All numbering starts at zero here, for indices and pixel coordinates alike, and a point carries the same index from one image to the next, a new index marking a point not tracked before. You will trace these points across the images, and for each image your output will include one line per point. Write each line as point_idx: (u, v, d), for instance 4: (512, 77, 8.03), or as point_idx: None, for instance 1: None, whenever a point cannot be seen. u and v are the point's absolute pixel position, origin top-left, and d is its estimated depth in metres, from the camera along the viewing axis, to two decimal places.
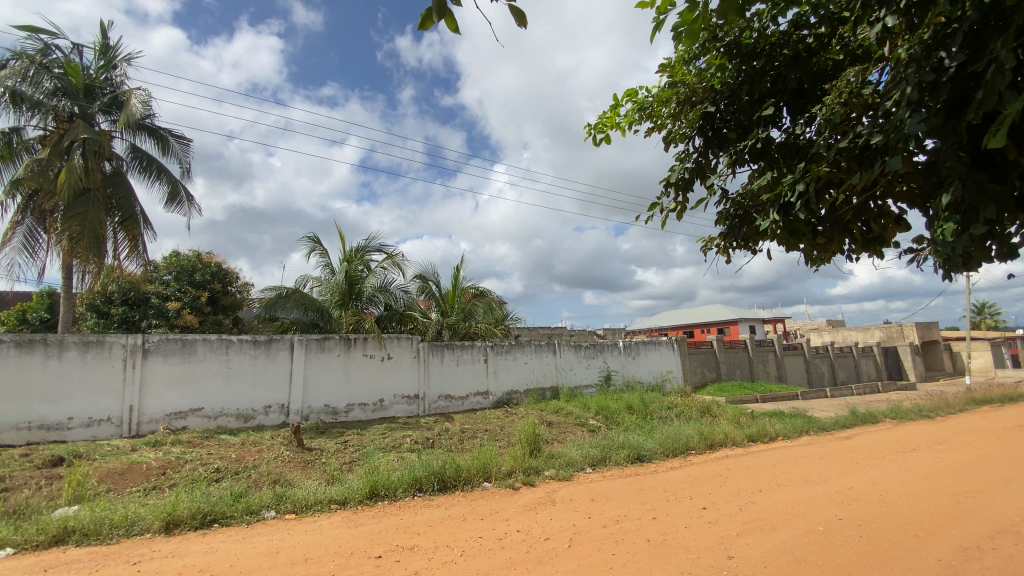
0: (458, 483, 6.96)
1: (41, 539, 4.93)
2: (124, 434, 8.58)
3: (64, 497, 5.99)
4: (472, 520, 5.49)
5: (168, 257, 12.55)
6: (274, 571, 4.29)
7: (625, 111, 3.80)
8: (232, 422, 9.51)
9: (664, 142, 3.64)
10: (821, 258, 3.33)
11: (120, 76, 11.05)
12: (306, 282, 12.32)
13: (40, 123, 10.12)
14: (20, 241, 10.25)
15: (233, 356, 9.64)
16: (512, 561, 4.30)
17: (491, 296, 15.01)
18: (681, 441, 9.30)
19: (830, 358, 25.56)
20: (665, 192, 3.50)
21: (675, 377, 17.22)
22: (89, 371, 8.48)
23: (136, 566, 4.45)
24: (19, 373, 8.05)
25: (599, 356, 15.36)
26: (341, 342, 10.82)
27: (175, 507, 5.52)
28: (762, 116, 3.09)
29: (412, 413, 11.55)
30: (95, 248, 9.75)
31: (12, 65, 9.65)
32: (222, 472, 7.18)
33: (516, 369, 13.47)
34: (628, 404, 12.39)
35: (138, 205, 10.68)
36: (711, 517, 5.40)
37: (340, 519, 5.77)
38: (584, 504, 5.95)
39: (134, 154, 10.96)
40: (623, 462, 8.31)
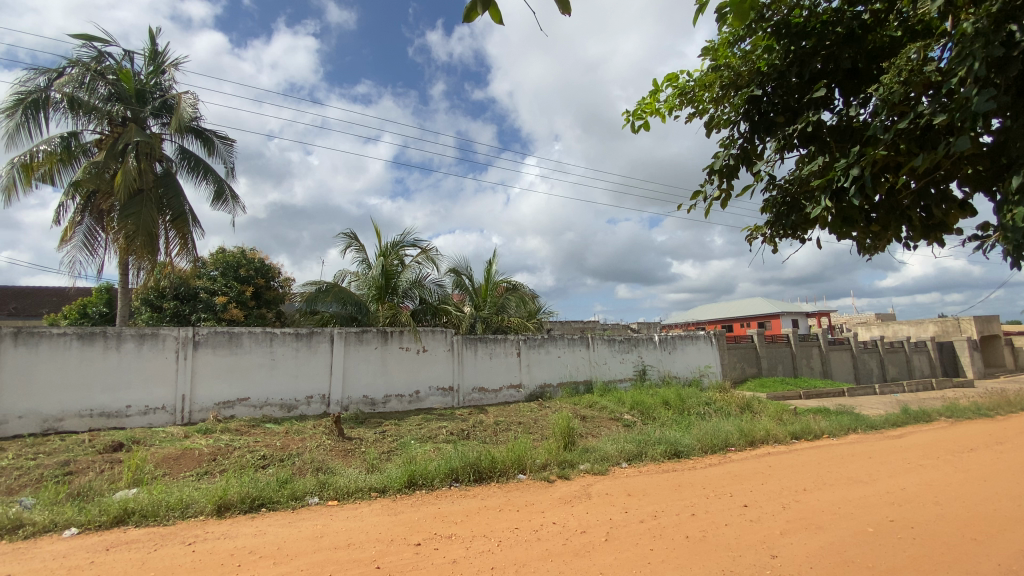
0: (493, 475, 7.01)
1: (103, 519, 5.27)
2: (177, 421, 9.06)
3: (124, 481, 6.37)
4: (508, 512, 5.53)
5: (215, 253, 13.08)
6: (319, 555, 4.45)
7: (665, 96, 3.72)
8: (276, 412, 9.88)
9: (706, 128, 3.54)
10: (875, 246, 3.17)
11: (168, 81, 11.56)
12: (344, 276, 12.64)
13: (97, 128, 10.73)
14: (80, 240, 10.90)
15: (276, 348, 10.00)
16: (549, 553, 4.30)
17: (523, 290, 14.99)
18: (720, 438, 9.07)
19: (879, 353, 24.41)
20: (709, 179, 3.43)
21: (713, 372, 16.78)
22: (145, 362, 8.98)
23: (191, 547, 4.70)
24: (81, 363, 8.58)
25: (634, 350, 15.15)
26: (378, 334, 11.07)
27: (226, 491, 5.80)
28: (812, 98, 2.97)
29: (446, 405, 11.71)
30: (149, 247, 10.29)
31: (69, 73, 10.27)
32: (268, 459, 7.49)
33: (549, 363, 13.45)
34: (664, 399, 12.19)
35: (186, 205, 11.16)
36: (752, 515, 5.27)
37: (381, 506, 5.93)
38: (620, 499, 5.91)
39: (183, 155, 11.47)
40: (659, 457, 8.18)
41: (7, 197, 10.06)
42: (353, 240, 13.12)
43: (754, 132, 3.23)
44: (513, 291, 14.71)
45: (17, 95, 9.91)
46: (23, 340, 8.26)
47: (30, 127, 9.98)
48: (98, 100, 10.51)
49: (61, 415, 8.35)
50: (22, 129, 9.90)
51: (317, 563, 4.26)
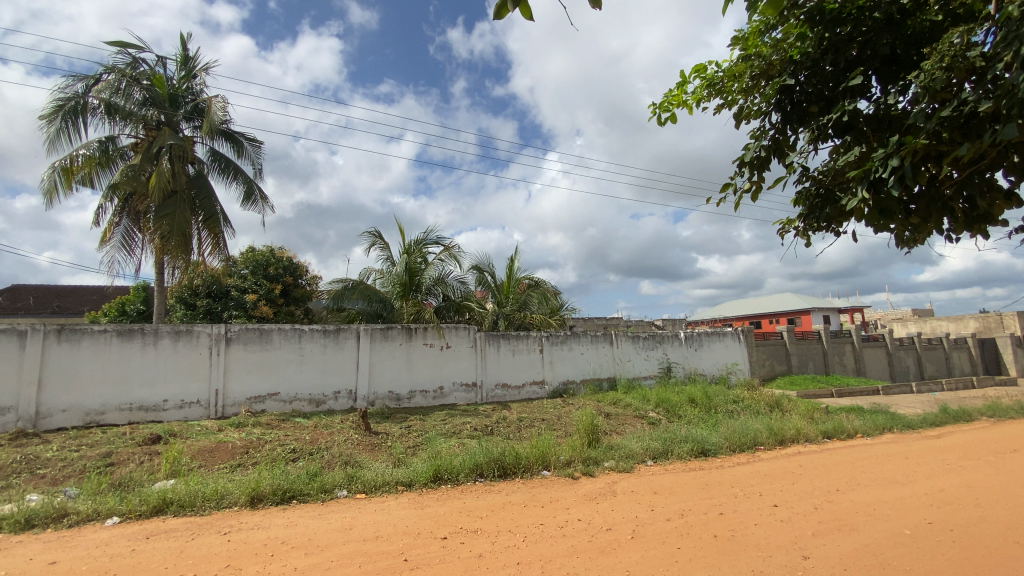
0: (517, 471, 7.04)
1: (144, 508, 5.49)
2: (211, 415, 9.37)
3: (162, 472, 6.63)
4: (533, 508, 5.54)
5: (245, 252, 13.42)
6: (348, 547, 4.54)
7: (693, 88, 3.67)
8: (305, 406, 10.12)
9: (736, 119, 3.46)
10: (914, 239, 3.05)
11: (199, 85, 11.89)
12: (369, 274, 12.83)
13: (132, 131, 11.12)
14: (119, 241, 11.34)
15: (305, 345, 10.23)
16: (574, 549, 4.30)
17: (545, 286, 14.95)
18: (749, 436, 8.91)
19: (916, 350, 23.55)
20: (739, 171, 3.36)
21: (741, 369, 16.45)
22: (181, 358, 9.31)
23: (226, 536, 4.87)
24: (121, 358, 8.94)
25: (659, 347, 14.98)
26: (403, 331, 11.21)
27: (259, 483, 5.98)
28: (848, 86, 2.89)
29: (470, 401, 11.80)
30: (183, 246, 10.64)
31: (107, 79, 10.66)
32: (298, 453, 7.68)
33: (572, 360, 13.40)
34: (690, 397, 12.01)
35: (218, 205, 11.49)
36: (783, 515, 5.16)
37: (407, 500, 6.02)
38: (646, 497, 5.86)
39: (214, 157, 11.79)
40: (686, 455, 8.08)
41: (49, 200, 10.53)
42: (377, 238, 13.30)
43: (787, 123, 3.16)
44: (535, 288, 14.69)
45: (57, 102, 10.35)
46: (67, 337, 8.64)
47: (69, 132, 10.42)
48: (133, 105, 10.88)
49: (102, 408, 8.73)
50: (62, 134, 10.35)
51: (346, 555, 4.35)
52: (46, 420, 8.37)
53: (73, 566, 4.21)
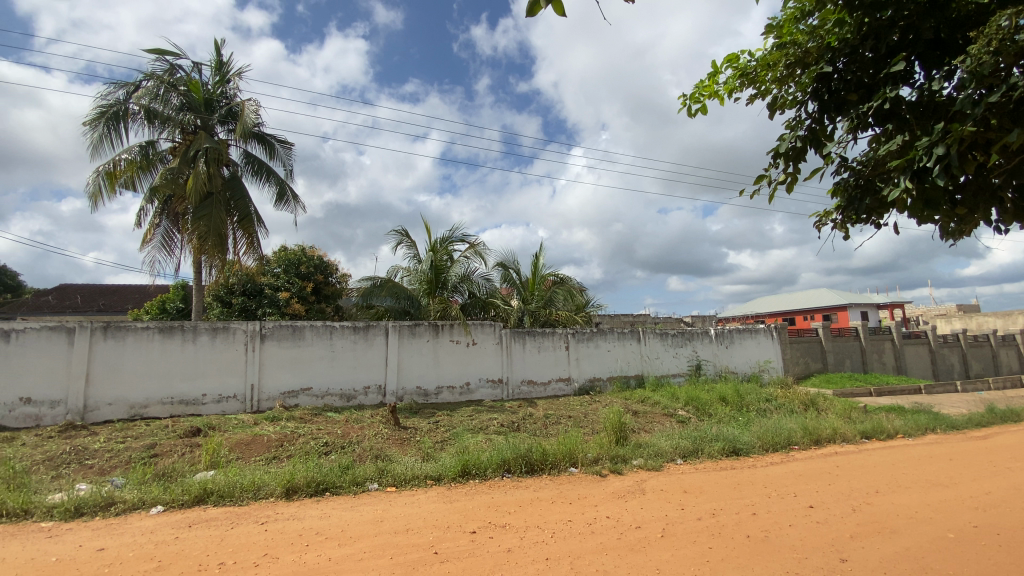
0: (545, 467, 7.04)
1: (186, 498, 5.73)
2: (247, 409, 9.68)
3: (203, 463, 6.90)
4: (561, 504, 5.55)
5: (278, 252, 13.79)
6: (379, 539, 4.64)
7: (725, 78, 3.65)
8: (336, 401, 10.36)
9: (769, 109, 3.38)
10: (960, 231, 2.93)
11: (232, 89, 12.26)
12: (397, 272, 13.02)
13: (170, 136, 11.55)
14: (159, 241, 11.82)
15: (336, 341, 10.47)
16: (603, 546, 4.29)
17: (571, 283, 14.87)
18: (783, 436, 8.69)
19: (960, 347, 22.52)
20: (773, 163, 3.29)
21: (774, 367, 16.03)
22: (218, 354, 9.65)
23: (264, 526, 5.03)
24: (163, 354, 9.32)
25: (688, 344, 14.74)
26: (429, 328, 11.35)
27: (294, 475, 6.17)
28: (889, 73, 2.78)
29: (496, 397, 11.86)
30: (219, 246, 11.04)
31: (146, 85, 11.08)
32: (330, 446, 7.88)
33: (599, 357, 13.31)
34: (721, 395, 11.78)
35: (252, 206, 11.85)
36: (819, 516, 5.01)
37: (436, 494, 6.10)
38: (675, 495, 5.79)
39: (247, 160, 12.15)
40: (717, 454, 7.94)
41: (95, 203, 11.04)
42: (404, 236, 13.47)
43: (824, 113, 3.08)
44: (561, 285, 14.63)
45: (101, 109, 10.83)
46: (112, 334, 9.07)
47: (112, 138, 10.89)
48: (171, 110, 11.28)
49: (146, 402, 9.13)
50: (106, 140, 10.83)
51: (377, 547, 4.44)
52: (94, 413, 8.82)
53: (120, 552, 4.43)
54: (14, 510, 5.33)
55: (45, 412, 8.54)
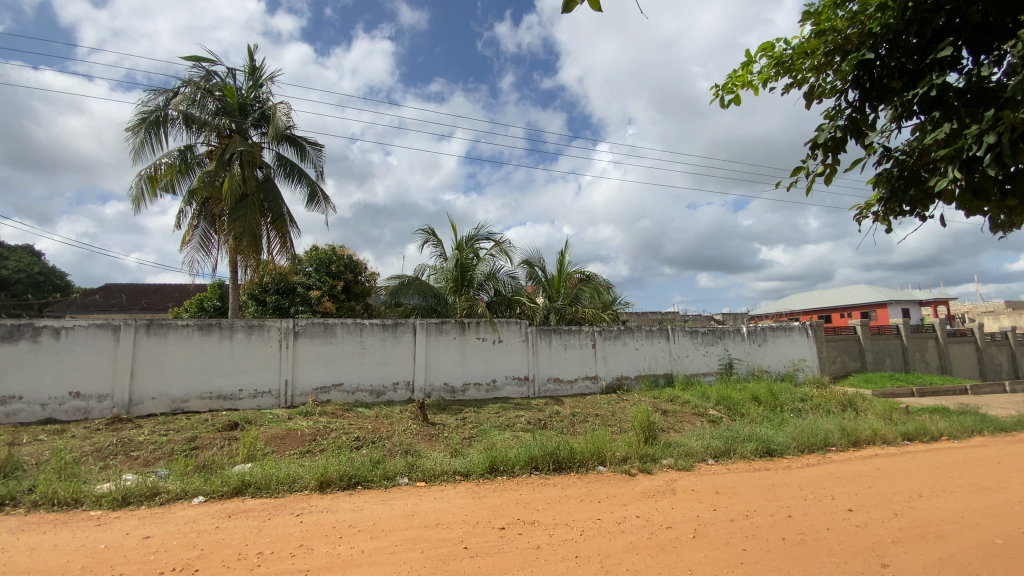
0: (573, 465, 7.02)
1: (225, 489, 5.95)
2: (281, 404, 9.99)
3: (240, 456, 7.15)
4: (589, 502, 5.53)
5: (309, 251, 14.13)
6: (410, 532, 4.73)
7: (759, 67, 3.58)
8: (367, 397, 10.58)
9: (806, 99, 3.28)
10: (1011, 223, 2.79)
11: (265, 93, 12.61)
12: (424, 270, 13.17)
13: (207, 140, 11.97)
14: (198, 242, 12.27)
15: (366, 338, 10.68)
16: (633, 546, 4.27)
17: (597, 280, 14.76)
18: (819, 437, 8.44)
19: (1010, 346, 21.41)
20: (811, 154, 3.20)
21: (810, 366, 15.56)
22: (254, 350, 9.96)
23: (299, 518, 5.19)
24: (202, 351, 9.68)
25: (719, 342, 14.45)
26: (456, 325, 11.45)
27: (327, 469, 6.34)
28: (936, 59, 2.68)
29: (523, 395, 11.89)
30: (254, 246, 11.40)
31: (184, 92, 11.53)
32: (361, 441, 8.05)
33: (626, 355, 13.18)
34: (754, 395, 11.51)
35: (285, 207, 12.18)
36: (858, 520, 4.86)
37: (465, 489, 6.17)
38: (707, 496, 5.70)
39: (280, 162, 12.48)
40: (750, 455, 7.77)
41: (138, 206, 11.55)
42: (430, 236, 13.63)
43: (866, 101, 2.97)
44: (587, 282, 14.54)
45: (142, 115, 11.30)
46: (155, 331, 9.46)
47: (153, 143, 11.36)
48: (208, 115, 11.68)
49: (186, 397, 9.50)
50: (147, 145, 11.31)
51: (408, 540, 4.53)
52: (138, 406, 9.24)
53: (165, 541, 4.64)
54: (66, 499, 5.63)
55: (93, 405, 8.99)
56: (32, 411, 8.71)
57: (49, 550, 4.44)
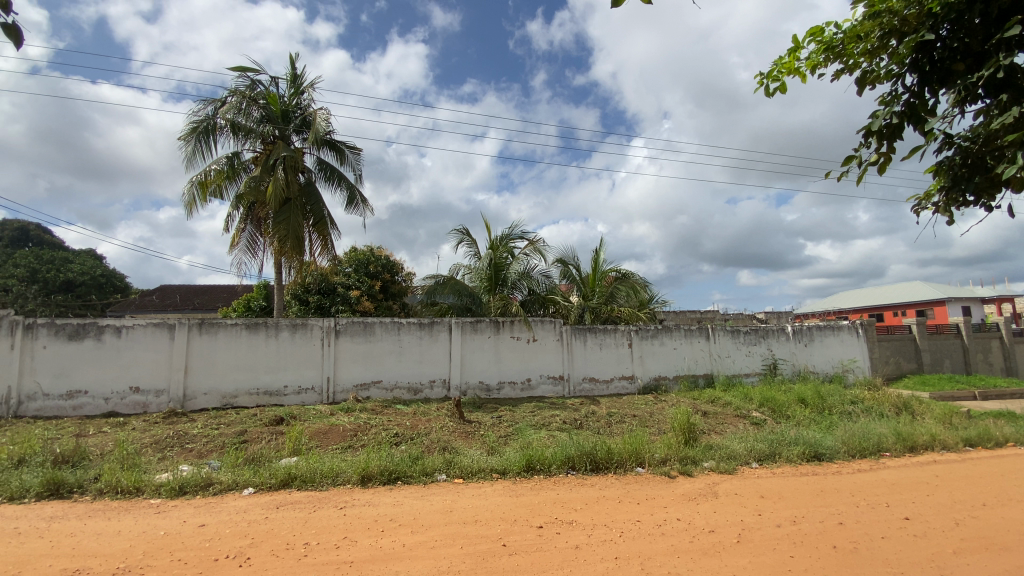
0: (610, 466, 6.96)
1: (273, 481, 6.21)
2: (324, 400, 10.33)
3: (286, 450, 7.44)
4: (628, 504, 5.48)
5: (348, 252, 14.54)
6: (449, 528, 4.81)
7: (807, 53, 3.46)
8: (405, 394, 10.81)
9: (858, 84, 3.14)
10: None
11: (306, 100, 13.04)
12: (458, 270, 13.32)
13: (252, 147, 12.48)
14: (245, 244, 12.81)
15: (403, 336, 10.90)
16: (675, 549, 4.20)
17: (633, 278, 14.54)
18: (871, 441, 8.06)
19: None
20: (864, 142, 3.07)
21: (860, 367, 14.85)
22: (298, 348, 10.34)
23: (343, 511, 5.36)
24: (250, 349, 10.11)
25: (762, 342, 13.98)
26: (491, 325, 11.53)
27: (368, 464, 6.52)
28: (1003, 38, 2.52)
29: (558, 394, 11.85)
30: (297, 248, 11.83)
31: (231, 101, 12.04)
32: (400, 437, 8.23)
33: (664, 355, 12.94)
34: (800, 397, 11.07)
35: (325, 209, 12.57)
36: (916, 529, 4.61)
37: (502, 487, 6.23)
38: (751, 500, 5.54)
39: (320, 166, 12.88)
40: (796, 459, 7.49)
41: (190, 211, 12.17)
42: (464, 236, 13.78)
43: (924, 85, 2.82)
44: (623, 280, 14.33)
45: (193, 124, 11.89)
46: (206, 329, 9.95)
47: (203, 151, 11.93)
48: (253, 122, 12.15)
49: (235, 392, 9.96)
50: (198, 152, 11.90)
51: (448, 535, 4.61)
52: (192, 401, 9.75)
53: (219, 529, 4.89)
54: (128, 487, 6.01)
55: (151, 399, 9.55)
56: (97, 404, 9.33)
57: (114, 536, 4.75)
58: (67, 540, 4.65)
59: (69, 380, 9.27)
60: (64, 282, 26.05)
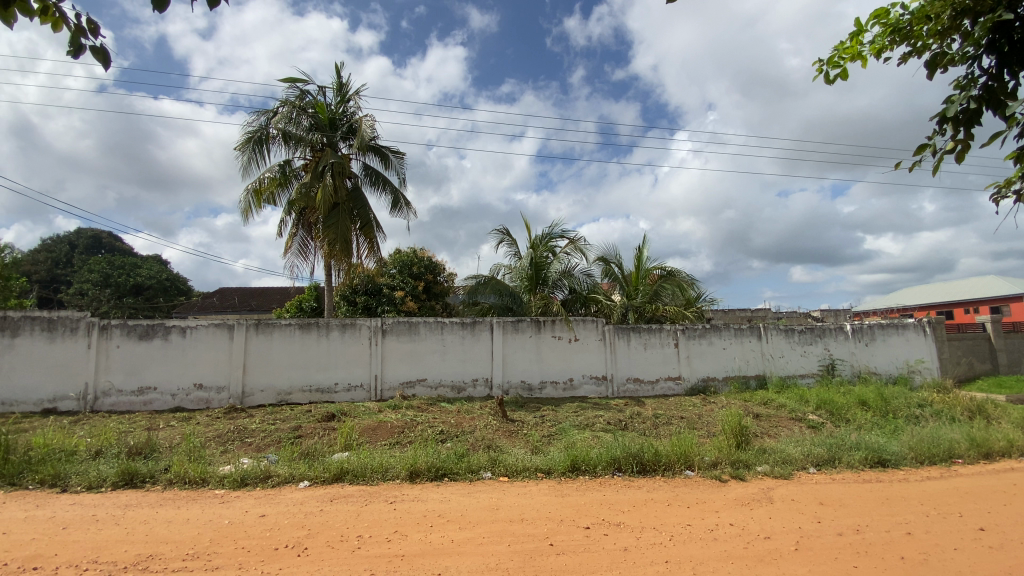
0: (657, 469, 6.84)
1: (326, 475, 6.48)
2: (372, 397, 10.67)
3: (338, 445, 7.73)
4: (677, 507, 5.38)
5: (393, 254, 14.94)
6: (496, 526, 4.87)
7: (872, 37, 3.30)
8: (449, 392, 11.02)
9: (929, 68, 2.96)
10: None
11: (352, 108, 13.49)
12: (499, 270, 13.43)
13: (302, 154, 13.02)
14: (297, 248, 13.38)
15: (447, 336, 11.11)
16: (729, 555, 4.09)
17: (679, 276, 14.18)
18: (942, 447, 7.54)
19: None
20: (938, 129, 2.88)
21: (928, 368, 13.92)
22: (347, 347, 10.72)
23: (393, 505, 5.54)
24: (302, 348, 10.57)
25: (819, 342, 13.35)
26: (532, 324, 11.56)
27: (416, 460, 6.68)
28: None
29: (601, 394, 11.75)
30: (345, 250, 12.27)
31: (282, 111, 12.62)
32: (445, 435, 8.40)
33: (712, 355, 12.57)
34: (861, 399, 10.50)
35: (372, 213, 12.97)
36: (993, 541, 4.29)
37: (547, 487, 6.25)
38: (809, 507, 5.32)
39: (366, 171, 13.29)
40: (857, 464, 7.13)
41: (246, 217, 12.86)
42: (505, 236, 13.90)
43: (1005, 66, 2.62)
44: (668, 278, 14.01)
45: (248, 135, 12.53)
46: (262, 329, 10.47)
47: (257, 159, 12.56)
48: (303, 131, 12.69)
49: (289, 389, 10.44)
50: (253, 162, 12.54)
51: (496, 532, 4.68)
52: (250, 398, 10.30)
53: (278, 519, 5.16)
54: (196, 478, 6.44)
55: (214, 396, 10.16)
56: (165, 400, 10.02)
57: (184, 523, 5.09)
58: (142, 526, 5.02)
59: (140, 377, 9.99)
60: (134, 286, 28.04)
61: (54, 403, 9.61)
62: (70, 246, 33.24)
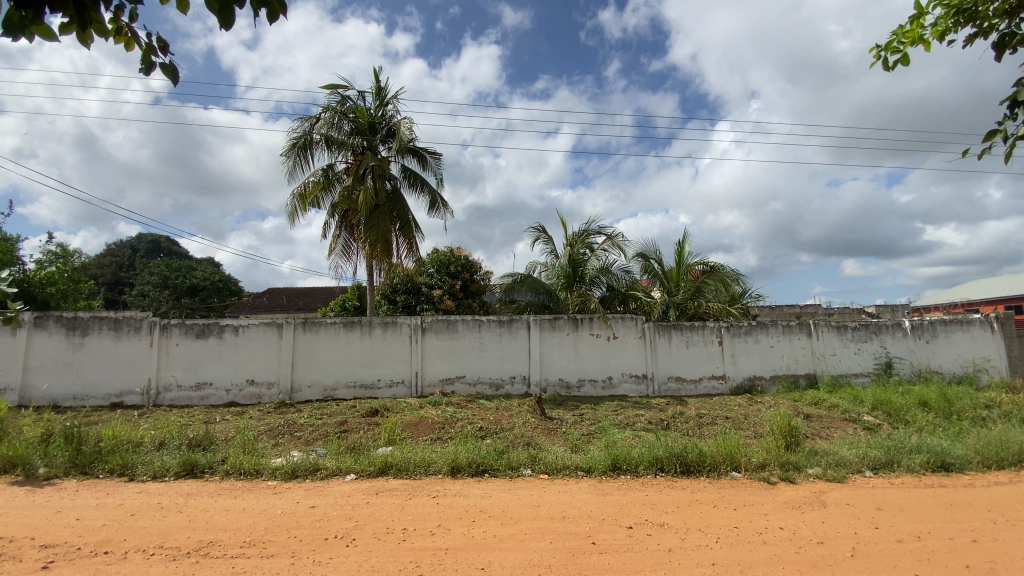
0: (702, 469, 6.71)
1: (372, 469, 6.69)
2: (413, 394, 10.92)
3: (382, 440, 7.95)
4: (723, 509, 5.26)
5: (431, 253, 15.21)
6: (537, 523, 4.91)
7: (933, 19, 3.13)
8: (487, 389, 11.15)
9: (996, 50, 2.78)
10: None
11: (391, 111, 13.80)
12: (535, 267, 13.46)
13: (344, 158, 13.43)
14: (340, 248, 13.82)
15: (484, 333, 11.23)
16: (779, 559, 3.98)
17: (722, 272, 13.77)
18: (1014, 451, 7.04)
19: None
20: (1009, 113, 2.70)
21: (997, 367, 13.00)
22: (388, 345, 11.00)
23: (436, 499, 5.67)
24: (347, 346, 10.93)
25: (874, 339, 12.68)
26: (570, 321, 11.53)
27: (457, 456, 6.81)
28: None
29: (641, 393, 11.59)
30: (386, 250, 12.59)
31: (325, 116, 13.06)
32: (485, 431, 8.51)
33: (758, 353, 12.17)
34: (921, 400, 9.92)
35: (410, 214, 13.26)
36: None
37: (587, 485, 6.24)
38: (866, 512, 5.08)
39: (405, 173, 13.58)
40: (918, 468, 6.75)
41: (293, 220, 13.39)
42: (541, 234, 13.89)
43: None
44: (711, 274, 13.61)
45: (293, 141, 13.03)
46: (308, 328, 10.89)
47: (302, 164, 13.04)
48: (344, 135, 13.10)
49: (335, 385, 10.83)
50: (298, 167, 13.04)
51: (537, 529, 4.71)
52: (298, 393, 10.74)
53: (327, 510, 5.37)
54: (250, 470, 6.78)
55: (264, 391, 10.66)
56: (220, 395, 10.58)
57: (241, 512, 5.39)
58: (203, 514, 5.35)
59: (198, 373, 10.59)
60: (190, 288, 29.72)
61: (120, 397, 10.34)
62: (133, 250, 35.53)
